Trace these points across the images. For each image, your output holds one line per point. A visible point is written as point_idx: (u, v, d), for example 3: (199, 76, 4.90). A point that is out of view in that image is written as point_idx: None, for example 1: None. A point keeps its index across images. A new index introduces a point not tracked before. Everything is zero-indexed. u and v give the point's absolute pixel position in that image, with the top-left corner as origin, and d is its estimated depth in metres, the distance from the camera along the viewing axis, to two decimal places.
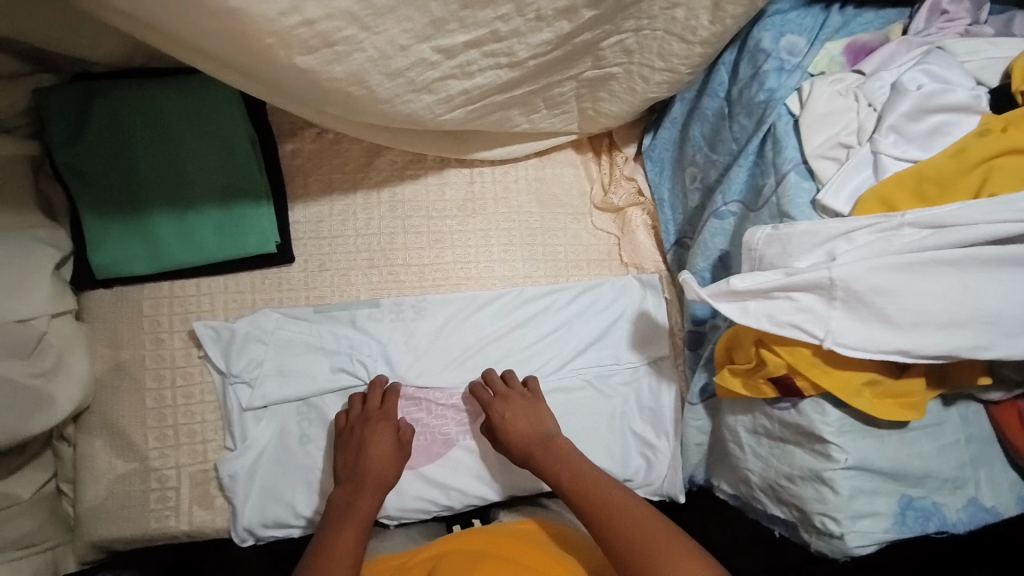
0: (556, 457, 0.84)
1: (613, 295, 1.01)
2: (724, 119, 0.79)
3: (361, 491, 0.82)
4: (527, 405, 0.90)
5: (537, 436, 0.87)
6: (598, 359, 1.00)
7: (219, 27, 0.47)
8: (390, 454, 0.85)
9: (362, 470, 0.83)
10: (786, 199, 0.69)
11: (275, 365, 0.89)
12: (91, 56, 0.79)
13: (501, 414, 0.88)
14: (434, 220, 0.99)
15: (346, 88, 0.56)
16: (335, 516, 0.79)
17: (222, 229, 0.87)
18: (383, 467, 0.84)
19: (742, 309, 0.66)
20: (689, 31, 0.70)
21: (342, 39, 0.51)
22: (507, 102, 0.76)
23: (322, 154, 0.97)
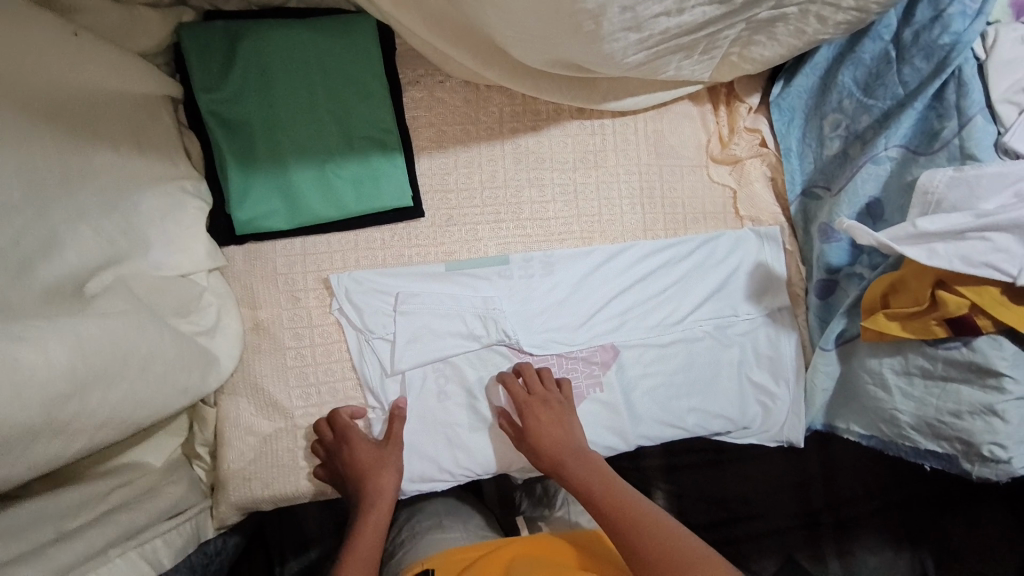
0: (588, 468, 0.82)
1: (729, 247, 1.00)
2: (888, 63, 0.82)
3: (364, 516, 0.80)
4: (558, 411, 0.86)
5: (567, 444, 0.84)
6: (717, 312, 0.99)
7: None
8: (382, 473, 0.82)
9: (359, 489, 0.80)
10: (971, 142, 0.74)
11: (410, 329, 0.87)
12: None
13: (535, 421, 0.85)
14: (556, 172, 0.97)
15: (587, 21, 0.56)
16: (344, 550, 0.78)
17: (360, 184, 0.84)
18: (376, 479, 0.81)
19: (930, 251, 0.70)
20: None
21: None
22: (684, 44, 0.74)
23: (447, 102, 0.92)
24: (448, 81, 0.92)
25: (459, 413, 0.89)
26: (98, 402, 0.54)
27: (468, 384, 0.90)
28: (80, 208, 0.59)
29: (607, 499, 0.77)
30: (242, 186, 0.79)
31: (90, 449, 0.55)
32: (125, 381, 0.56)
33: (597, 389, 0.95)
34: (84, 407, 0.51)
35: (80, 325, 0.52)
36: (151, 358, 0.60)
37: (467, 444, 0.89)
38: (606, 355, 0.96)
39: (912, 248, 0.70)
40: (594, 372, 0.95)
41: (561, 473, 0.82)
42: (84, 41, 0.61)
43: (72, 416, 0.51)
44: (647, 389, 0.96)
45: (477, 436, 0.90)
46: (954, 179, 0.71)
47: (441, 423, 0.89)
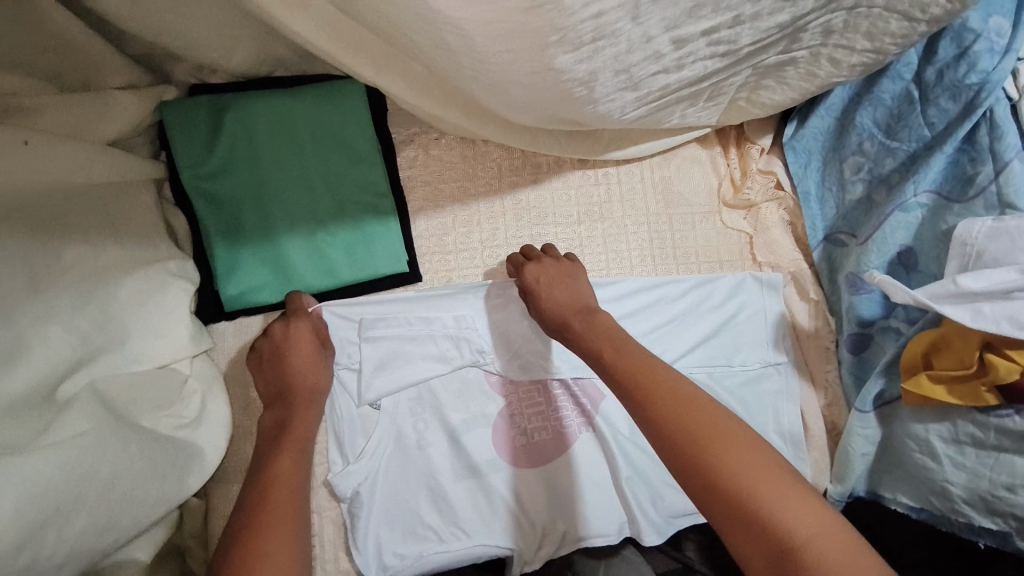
0: (596, 327, 0.75)
1: (728, 294, 0.93)
2: (912, 104, 0.75)
3: (296, 406, 0.73)
4: (563, 275, 0.82)
5: (576, 306, 0.78)
6: (720, 355, 0.91)
7: (507, 25, 0.41)
8: (313, 363, 0.75)
9: (288, 378, 0.73)
10: (1010, 188, 0.67)
11: (376, 355, 0.82)
12: (226, 67, 0.75)
13: (532, 283, 0.81)
14: (560, 227, 0.93)
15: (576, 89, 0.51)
16: (267, 442, 0.72)
17: (353, 252, 0.80)
18: (309, 371, 0.74)
19: (975, 312, 0.61)
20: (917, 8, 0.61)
21: (609, 33, 0.46)
22: (686, 96, 0.69)
23: (443, 160, 0.89)
24: (443, 138, 0.89)
25: (438, 459, 0.84)
26: (55, 539, 0.51)
27: (448, 426, 0.85)
28: (49, 307, 0.57)
29: (621, 360, 0.70)
30: (231, 263, 0.76)
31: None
32: (86, 509, 0.54)
33: (587, 426, 0.88)
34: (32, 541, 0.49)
35: (23, 457, 0.50)
36: (116, 476, 0.57)
37: (449, 498, 0.83)
38: (595, 393, 0.89)
39: (953, 308, 0.62)
40: (581, 409, 0.88)
41: (568, 335, 0.77)
42: (37, 147, 0.61)
43: (27, 563, 0.49)
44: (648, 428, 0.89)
45: (461, 487, 0.84)
46: (994, 229, 0.64)
47: (421, 476, 0.83)
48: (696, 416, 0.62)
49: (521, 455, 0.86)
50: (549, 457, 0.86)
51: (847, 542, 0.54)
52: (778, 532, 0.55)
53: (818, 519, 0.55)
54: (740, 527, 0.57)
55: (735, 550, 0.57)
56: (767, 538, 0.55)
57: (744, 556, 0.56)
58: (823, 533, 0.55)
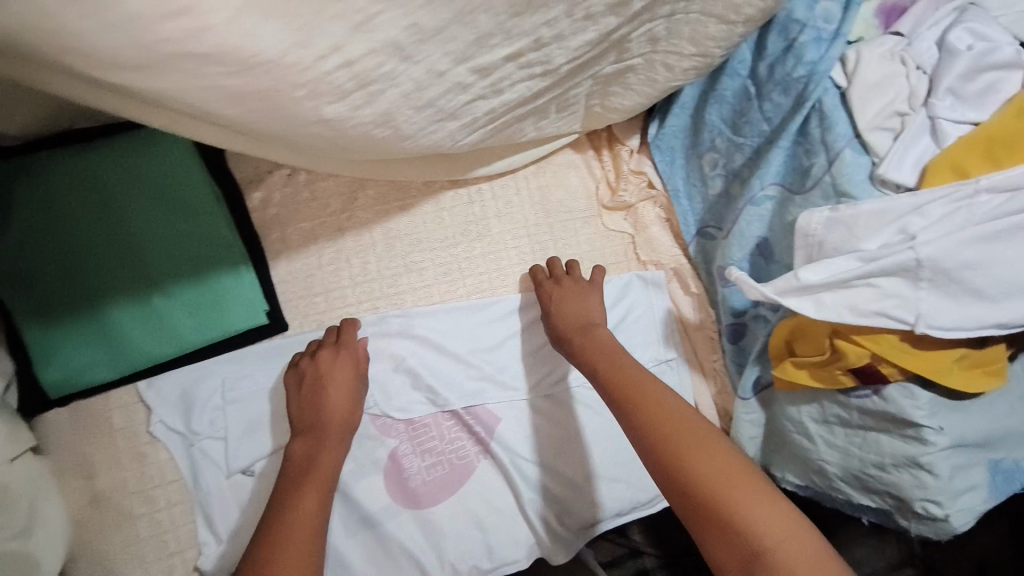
0: (591, 342, 0.77)
1: (615, 295, 0.91)
2: (750, 99, 0.73)
3: (318, 440, 0.71)
4: (581, 292, 0.85)
5: (580, 320, 0.81)
6: None
7: (240, 87, 0.38)
8: (348, 399, 0.75)
9: (310, 411, 0.73)
10: (843, 178, 0.64)
11: (246, 418, 0.76)
12: (12, 129, 0.66)
13: (549, 296, 0.85)
14: (436, 252, 0.89)
15: (372, 131, 0.47)
16: (292, 476, 0.68)
17: (197, 311, 0.74)
18: (345, 406, 0.74)
19: (817, 302, 0.62)
20: (731, 10, 0.60)
21: (380, 76, 0.42)
22: (526, 113, 0.67)
23: (299, 197, 0.82)
24: (297, 173, 0.82)
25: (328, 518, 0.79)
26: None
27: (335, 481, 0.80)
28: None
29: (613, 372, 0.71)
30: (52, 345, 0.69)
31: None
32: None
33: (485, 453, 0.86)
34: None
35: None
36: None
37: (344, 555, 0.79)
38: (489, 420, 0.87)
39: (798, 300, 0.62)
40: (479, 438, 0.86)
41: (570, 348, 0.79)
42: None
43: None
44: (555, 447, 0.88)
45: (355, 541, 0.80)
46: (831, 219, 0.64)
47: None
48: (679, 426, 0.62)
49: (419, 498, 0.83)
50: (449, 493, 0.84)
51: (813, 548, 0.53)
52: (747, 536, 0.55)
53: (784, 524, 0.55)
54: (713, 531, 0.57)
55: (710, 558, 0.57)
56: (733, 540, 0.55)
57: (717, 561, 0.56)
58: (790, 538, 0.54)
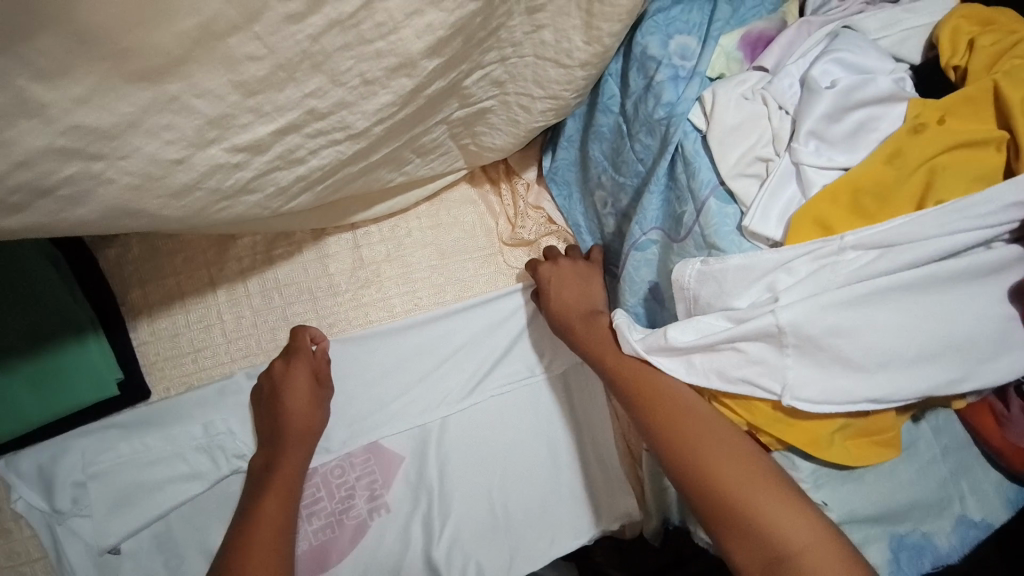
0: (595, 328, 0.69)
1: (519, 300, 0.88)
2: (623, 137, 0.67)
3: (287, 448, 0.72)
4: (576, 271, 0.75)
5: (582, 307, 0.72)
6: (520, 367, 0.87)
7: None
8: (311, 403, 0.75)
9: (278, 420, 0.73)
10: (711, 229, 0.58)
11: (112, 491, 0.72)
12: None
13: (545, 281, 0.75)
14: (320, 301, 0.84)
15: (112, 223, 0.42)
16: (255, 484, 0.70)
17: (41, 386, 0.69)
18: (305, 412, 0.74)
19: (688, 364, 0.57)
20: (564, 53, 0.57)
21: (64, 181, 0.37)
22: (368, 167, 0.61)
23: (161, 253, 0.78)
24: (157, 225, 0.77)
25: None
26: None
27: (208, 551, 0.74)
28: None
29: (621, 361, 0.64)
30: None
31: None
32: None
33: (378, 513, 0.81)
34: None
35: None
36: None
37: None
38: (387, 458, 0.83)
39: (668, 360, 0.59)
40: (376, 491, 0.81)
41: (568, 337, 0.71)
42: None
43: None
44: (458, 499, 0.83)
45: None
46: (702, 273, 0.58)
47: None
48: (698, 422, 0.57)
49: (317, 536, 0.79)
50: (342, 553, 0.79)
51: (841, 556, 0.49)
52: (772, 541, 0.51)
53: (812, 528, 0.51)
54: (738, 534, 0.52)
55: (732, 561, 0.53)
56: (755, 544, 0.51)
57: (741, 565, 0.52)
58: (817, 544, 0.50)
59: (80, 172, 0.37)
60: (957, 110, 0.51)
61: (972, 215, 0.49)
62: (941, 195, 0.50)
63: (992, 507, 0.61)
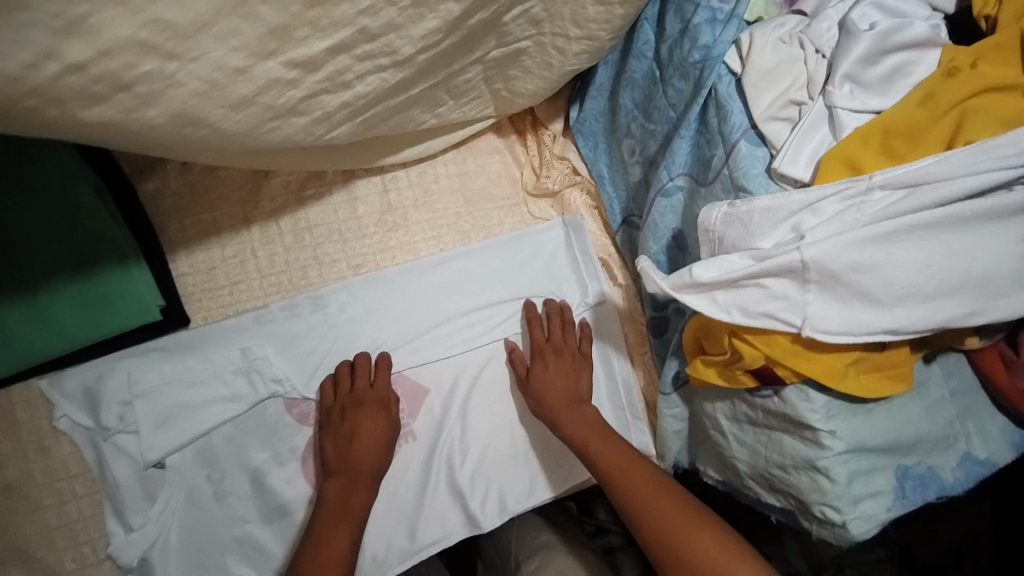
0: (580, 420, 0.81)
1: (539, 244, 0.92)
2: (656, 83, 0.69)
3: (355, 485, 0.76)
4: (568, 365, 0.86)
5: (570, 395, 0.84)
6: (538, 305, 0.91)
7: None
8: (381, 442, 0.79)
9: (352, 455, 0.77)
10: (740, 170, 0.60)
11: (154, 410, 0.75)
12: None
13: (538, 369, 0.84)
14: (350, 242, 0.86)
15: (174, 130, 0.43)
16: (325, 511, 0.74)
17: (87, 309, 0.72)
18: (376, 452, 0.78)
19: (710, 301, 0.58)
20: None
21: (140, 77, 0.38)
22: (404, 104, 0.63)
23: (198, 188, 0.80)
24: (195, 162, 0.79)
25: (245, 506, 0.79)
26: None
27: (250, 467, 0.80)
28: None
29: (606, 454, 0.77)
30: None
31: None
32: None
33: (407, 440, 0.86)
34: None
35: None
36: None
37: (262, 542, 0.79)
38: (414, 393, 0.87)
39: (693, 297, 0.59)
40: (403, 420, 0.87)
41: (554, 419, 0.82)
42: None
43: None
44: (480, 434, 0.88)
45: (274, 528, 0.79)
46: (728, 215, 0.59)
47: (225, 526, 0.78)
48: (663, 503, 0.69)
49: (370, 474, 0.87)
50: None
51: None
52: None
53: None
54: None
55: None
56: None
57: None
58: None
59: (155, 69, 0.38)
60: (990, 54, 0.53)
61: (1000, 155, 0.50)
62: (970, 137, 0.51)
63: (996, 447, 0.65)
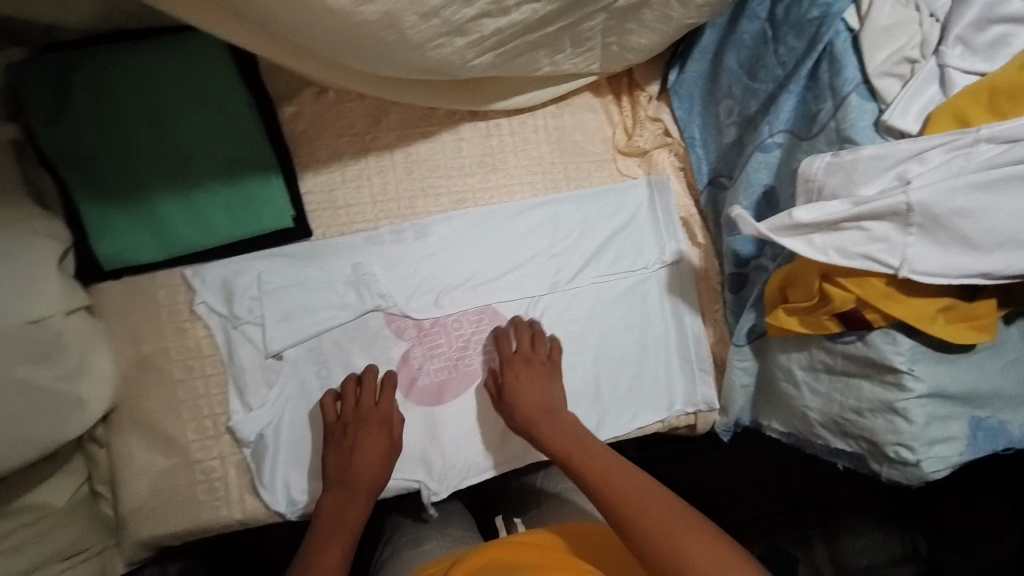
0: (557, 427, 0.83)
1: (622, 200, 0.98)
2: (765, 43, 0.75)
3: (349, 501, 0.81)
4: (535, 372, 0.88)
5: (544, 405, 0.86)
6: (617, 256, 0.97)
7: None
8: (381, 459, 0.83)
9: (349, 476, 0.81)
10: (848, 123, 0.67)
11: (278, 308, 0.86)
12: (73, 22, 0.75)
13: (512, 380, 0.87)
14: (452, 178, 0.94)
15: (379, 32, 0.53)
16: (324, 525, 0.79)
17: (233, 209, 0.82)
18: (375, 469, 0.82)
19: (808, 242, 0.64)
20: None
21: None
22: (539, 40, 0.70)
23: (327, 115, 0.89)
24: (328, 92, 0.88)
25: None
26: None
27: (352, 369, 0.89)
28: None
29: (584, 460, 0.77)
30: (101, 223, 0.78)
31: None
32: None
33: (488, 365, 0.93)
34: None
35: None
36: None
37: None
38: (499, 325, 0.94)
39: (791, 240, 0.65)
40: (486, 347, 0.94)
41: (534, 432, 0.84)
42: None
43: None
44: None
45: None
46: (832, 164, 0.65)
47: (327, 418, 0.87)
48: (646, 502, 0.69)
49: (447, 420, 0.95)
50: (454, 396, 0.92)
51: None
52: None
53: None
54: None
55: None
56: None
57: None
58: None
59: None
60: None
61: None
62: None
63: None
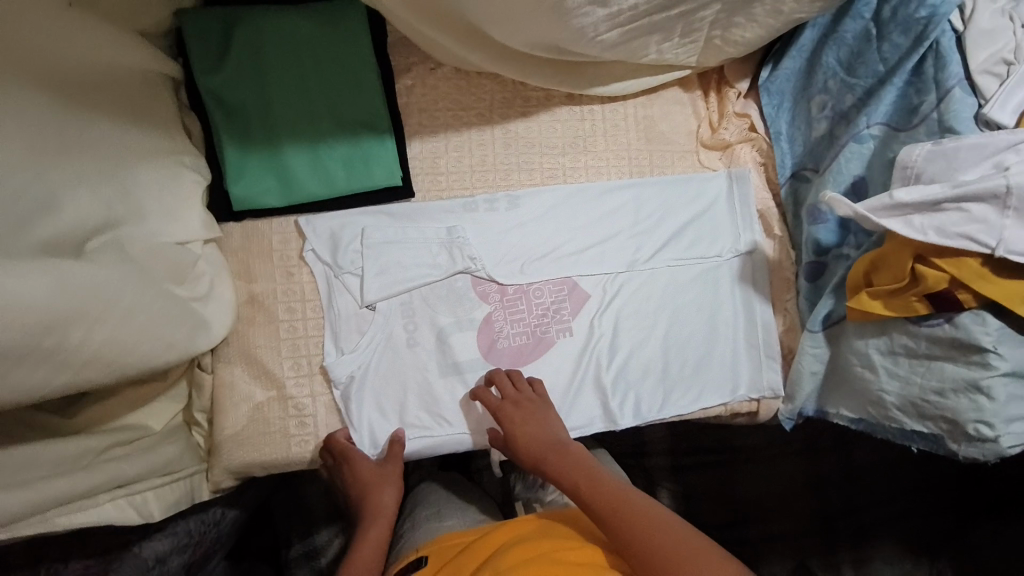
0: (571, 462, 0.82)
1: (702, 189, 1.02)
2: (869, 41, 0.84)
3: (370, 520, 0.87)
4: (530, 412, 0.87)
5: (549, 442, 0.85)
6: (694, 241, 1.01)
7: None
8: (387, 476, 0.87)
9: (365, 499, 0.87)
10: (949, 114, 0.74)
11: (378, 262, 0.91)
12: None
13: (511, 420, 0.86)
14: (547, 155, 0.99)
15: None
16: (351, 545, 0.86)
17: (351, 164, 0.90)
18: (383, 489, 0.87)
19: (906, 222, 0.69)
20: None
21: None
22: (657, 22, 0.80)
23: (438, 88, 0.95)
24: (440, 69, 0.95)
25: (428, 358, 0.92)
26: (81, 337, 0.57)
27: (437, 327, 0.93)
28: (77, 170, 0.64)
29: (593, 495, 0.77)
30: (238, 163, 0.86)
31: (77, 385, 0.59)
32: (109, 322, 0.60)
33: (565, 334, 0.97)
34: (60, 330, 0.55)
35: (62, 262, 0.56)
36: (134, 305, 0.63)
37: (437, 393, 0.91)
38: (579, 298, 0.98)
39: (890, 220, 0.69)
40: (564, 317, 0.97)
41: (544, 468, 0.83)
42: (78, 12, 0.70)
43: (55, 345, 0.55)
44: (630, 342, 0.97)
45: (447, 383, 0.92)
46: (932, 152, 0.69)
47: (413, 370, 0.91)
48: (664, 546, 0.70)
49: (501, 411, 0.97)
50: (531, 361, 0.95)
51: None
52: None
53: None
54: None
55: None
56: None
57: None
58: None
59: None
60: None
61: None
62: None
63: None
